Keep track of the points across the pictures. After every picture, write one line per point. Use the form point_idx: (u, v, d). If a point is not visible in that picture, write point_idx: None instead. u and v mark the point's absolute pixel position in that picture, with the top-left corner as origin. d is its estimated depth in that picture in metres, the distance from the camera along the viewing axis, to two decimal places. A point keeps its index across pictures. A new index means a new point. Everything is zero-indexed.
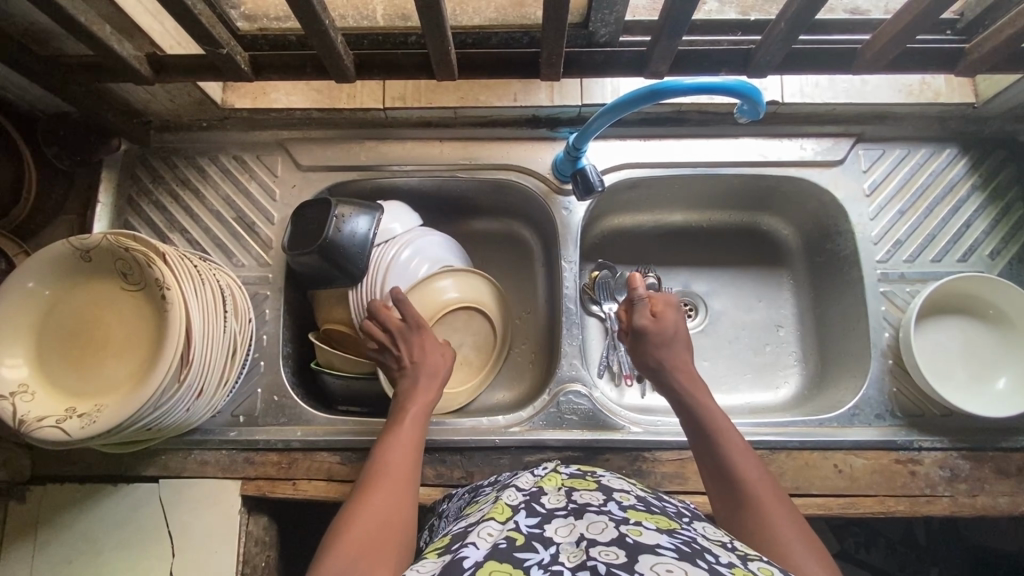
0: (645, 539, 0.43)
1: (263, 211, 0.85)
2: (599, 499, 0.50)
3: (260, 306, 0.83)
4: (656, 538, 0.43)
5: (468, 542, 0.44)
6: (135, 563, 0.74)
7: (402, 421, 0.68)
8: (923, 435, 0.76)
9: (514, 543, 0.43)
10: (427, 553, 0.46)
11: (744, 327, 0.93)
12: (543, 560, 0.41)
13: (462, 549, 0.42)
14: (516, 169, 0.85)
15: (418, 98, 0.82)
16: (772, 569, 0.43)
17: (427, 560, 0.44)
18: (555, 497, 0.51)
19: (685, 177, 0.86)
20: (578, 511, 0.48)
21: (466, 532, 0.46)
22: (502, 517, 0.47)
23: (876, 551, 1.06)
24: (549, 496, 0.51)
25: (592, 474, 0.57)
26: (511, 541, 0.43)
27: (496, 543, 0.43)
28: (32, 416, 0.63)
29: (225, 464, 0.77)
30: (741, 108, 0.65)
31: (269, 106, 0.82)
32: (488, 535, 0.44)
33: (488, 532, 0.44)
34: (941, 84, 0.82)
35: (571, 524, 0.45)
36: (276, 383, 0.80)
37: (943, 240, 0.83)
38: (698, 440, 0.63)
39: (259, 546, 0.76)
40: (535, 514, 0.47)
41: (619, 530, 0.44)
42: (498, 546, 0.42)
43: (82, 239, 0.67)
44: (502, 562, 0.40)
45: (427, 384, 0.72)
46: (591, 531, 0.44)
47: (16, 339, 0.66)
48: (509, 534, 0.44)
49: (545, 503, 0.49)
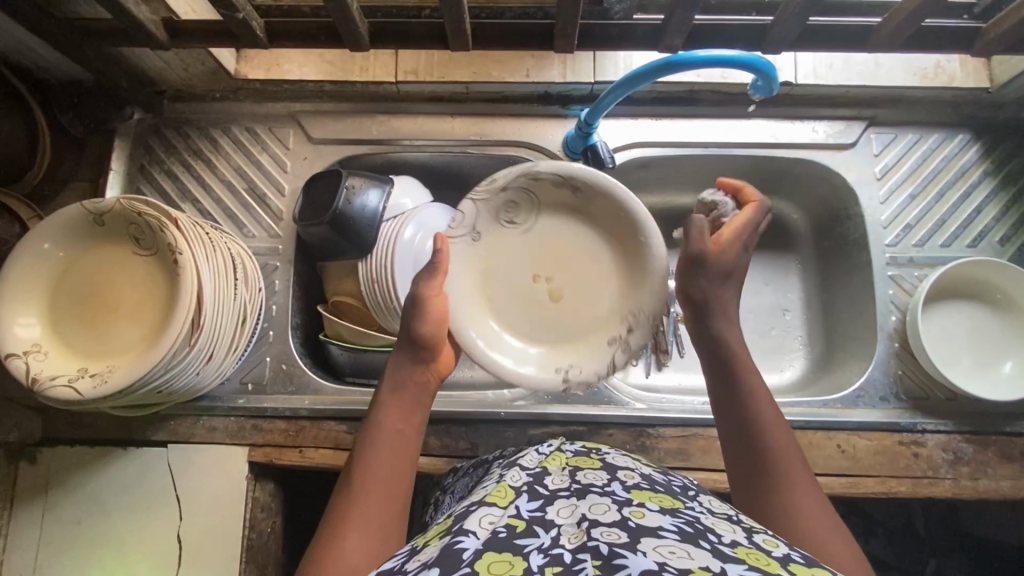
0: (647, 521, 0.43)
1: (274, 182, 0.86)
2: (602, 479, 0.50)
3: (270, 277, 0.83)
4: (658, 520, 0.43)
5: (468, 525, 0.44)
6: (144, 525, 0.76)
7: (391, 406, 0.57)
8: (927, 418, 0.76)
9: (514, 530, 0.43)
10: (428, 537, 0.47)
11: (751, 310, 0.93)
12: (543, 544, 0.41)
13: (461, 538, 0.42)
14: (527, 146, 0.85)
15: (431, 73, 0.82)
16: (777, 542, 0.44)
17: (428, 545, 0.44)
18: (558, 479, 0.51)
19: (695, 157, 0.86)
20: (580, 491, 0.48)
21: (466, 516, 0.46)
22: (503, 502, 0.47)
23: (877, 542, 1.06)
24: (552, 478, 0.51)
25: (596, 452, 0.56)
26: (510, 529, 0.43)
27: (495, 530, 0.43)
28: (45, 375, 0.64)
29: (234, 430, 0.78)
30: (755, 84, 0.66)
31: (282, 77, 0.83)
32: (488, 523, 0.44)
33: (488, 520, 0.44)
34: (956, 68, 0.81)
35: (573, 505, 0.46)
36: (284, 352, 0.81)
37: (953, 225, 0.83)
38: (731, 422, 0.56)
39: (265, 513, 0.78)
40: (536, 498, 0.47)
41: (622, 512, 0.44)
42: (497, 535, 0.42)
43: (95, 203, 0.67)
44: (501, 553, 0.40)
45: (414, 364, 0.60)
46: (594, 512, 0.44)
47: (30, 299, 0.67)
48: (509, 522, 0.44)
49: (547, 484, 0.50)
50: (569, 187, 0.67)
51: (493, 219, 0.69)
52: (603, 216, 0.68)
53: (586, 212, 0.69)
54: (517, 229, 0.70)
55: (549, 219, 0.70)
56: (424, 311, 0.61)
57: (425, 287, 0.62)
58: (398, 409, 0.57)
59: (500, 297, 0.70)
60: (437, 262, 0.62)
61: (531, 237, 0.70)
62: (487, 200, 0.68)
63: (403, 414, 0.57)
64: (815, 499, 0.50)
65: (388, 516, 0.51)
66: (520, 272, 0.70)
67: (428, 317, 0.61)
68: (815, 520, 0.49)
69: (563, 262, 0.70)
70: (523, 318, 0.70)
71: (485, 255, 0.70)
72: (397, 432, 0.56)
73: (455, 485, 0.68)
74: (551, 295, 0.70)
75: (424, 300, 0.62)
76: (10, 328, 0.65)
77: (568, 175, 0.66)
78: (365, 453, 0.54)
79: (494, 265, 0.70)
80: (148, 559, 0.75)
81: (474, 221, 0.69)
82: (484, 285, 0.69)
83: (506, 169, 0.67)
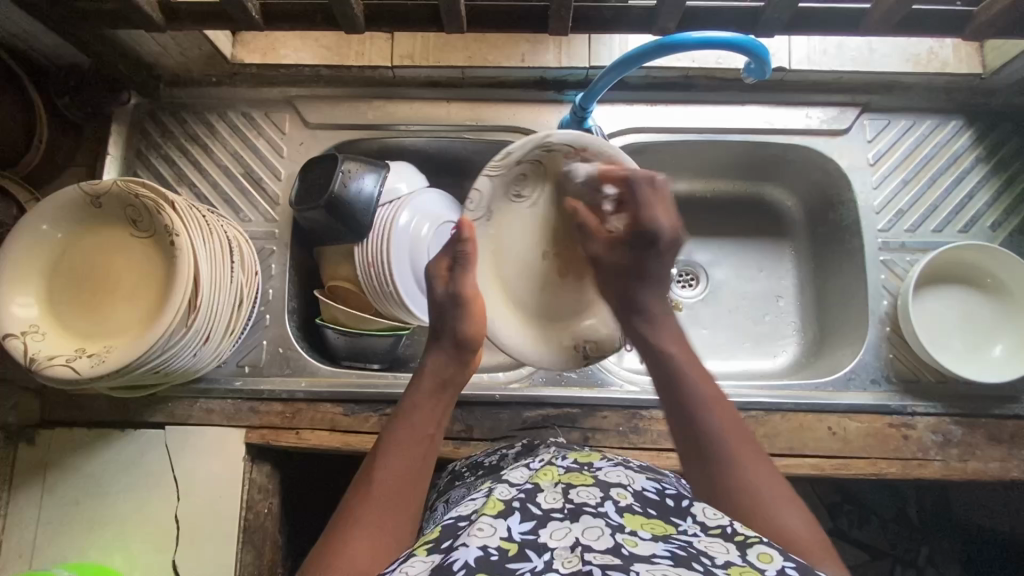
0: (640, 549, 0.45)
1: (271, 167, 0.86)
2: (594, 498, 0.51)
3: (267, 261, 0.84)
4: (651, 548, 0.45)
5: (461, 541, 0.46)
6: (141, 506, 0.76)
7: (426, 395, 0.65)
8: (917, 401, 0.77)
9: (507, 553, 0.45)
10: (418, 547, 0.50)
11: (745, 297, 0.94)
12: (536, 568, 0.43)
13: (454, 554, 0.44)
14: (522, 131, 0.85)
15: (427, 57, 0.83)
16: (771, 554, 0.46)
17: (418, 557, 0.47)
18: (551, 495, 0.51)
19: (690, 142, 0.86)
20: (574, 512, 0.49)
21: (459, 530, 0.48)
22: (494, 512, 0.48)
23: (869, 529, 1.07)
24: (544, 495, 0.51)
25: (589, 467, 0.57)
26: (503, 551, 0.45)
27: (488, 550, 0.44)
28: (43, 355, 0.64)
29: (231, 412, 0.78)
30: (749, 67, 0.67)
31: (278, 61, 0.83)
32: (480, 533, 0.46)
33: (480, 530, 0.46)
34: (948, 54, 0.82)
35: (568, 527, 0.47)
36: (281, 336, 0.81)
37: (945, 210, 0.84)
38: (690, 425, 0.60)
39: (262, 494, 0.78)
40: (529, 516, 0.48)
41: (615, 538, 0.46)
42: (489, 556, 0.44)
43: (93, 185, 0.68)
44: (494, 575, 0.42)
45: (447, 359, 0.68)
46: (587, 537, 0.46)
47: (28, 279, 0.67)
48: (502, 543, 0.45)
49: (540, 502, 0.50)
50: (578, 156, 0.69)
51: (503, 195, 0.72)
52: (605, 188, 0.69)
53: (589, 183, 0.70)
54: (524, 203, 0.73)
55: (551, 191, 0.73)
56: (467, 312, 0.68)
57: (465, 285, 0.68)
58: (426, 413, 0.64)
59: (511, 275, 0.75)
60: (468, 254, 0.68)
61: (536, 210, 0.73)
62: (502, 176, 0.71)
63: (431, 418, 0.64)
64: (781, 490, 0.55)
65: (413, 485, 0.59)
66: (529, 246, 0.74)
67: (471, 317, 0.68)
68: (780, 504, 0.54)
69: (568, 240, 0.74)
70: (534, 295, 0.75)
71: (497, 233, 0.74)
72: (423, 434, 0.63)
73: (450, 496, 0.67)
74: (554, 271, 0.75)
75: (467, 298, 0.68)
76: (8, 308, 0.65)
77: (580, 144, 0.68)
78: (390, 449, 0.61)
79: (504, 243, 0.74)
80: (145, 540, 0.76)
81: (486, 200, 0.72)
82: (495, 264, 0.74)
83: (519, 142, 0.68)
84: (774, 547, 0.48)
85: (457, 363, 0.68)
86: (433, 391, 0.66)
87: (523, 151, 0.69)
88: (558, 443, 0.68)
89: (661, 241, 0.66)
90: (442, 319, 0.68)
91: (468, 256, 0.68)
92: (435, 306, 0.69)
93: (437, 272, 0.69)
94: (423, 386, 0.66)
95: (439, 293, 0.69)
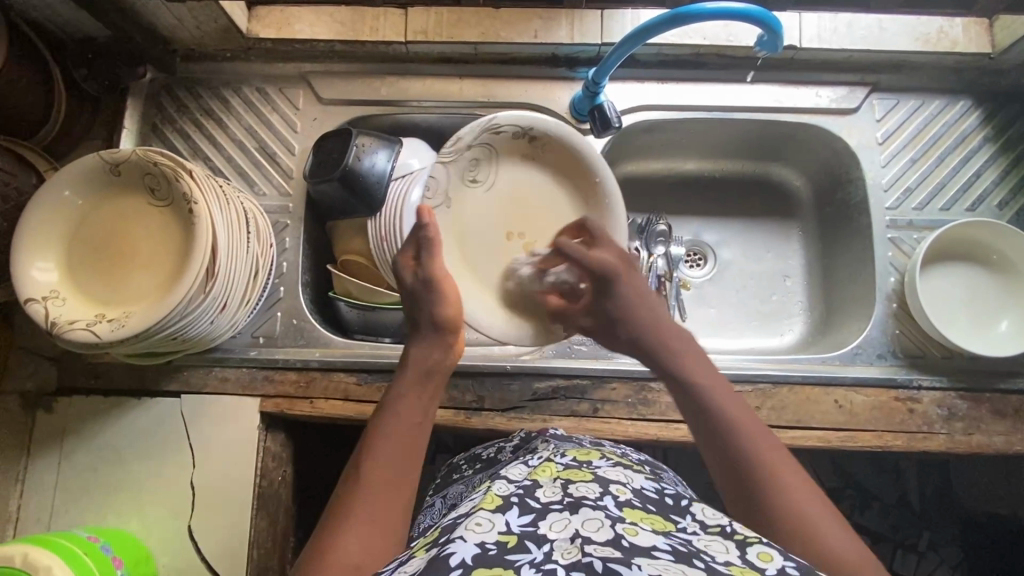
0: (640, 540, 0.46)
1: (285, 141, 0.87)
2: (594, 492, 0.52)
3: (281, 234, 0.85)
4: (651, 539, 0.46)
5: (458, 535, 0.47)
6: (157, 472, 0.78)
7: (409, 387, 0.64)
8: (922, 375, 0.78)
9: (505, 546, 0.46)
10: (417, 547, 0.51)
11: (752, 276, 0.95)
12: (535, 560, 0.44)
13: (451, 546, 0.45)
14: (534, 108, 0.86)
15: (440, 33, 0.83)
16: (772, 553, 0.46)
17: (416, 557, 0.48)
18: (550, 490, 0.53)
19: (700, 121, 0.87)
20: (573, 504, 0.50)
21: (455, 527, 0.49)
22: (493, 507, 0.50)
23: (871, 514, 1.08)
24: (543, 490, 0.53)
25: (588, 465, 0.59)
26: (501, 544, 0.46)
27: (485, 545, 0.45)
28: (63, 319, 0.65)
29: (246, 380, 0.80)
30: (761, 40, 0.69)
31: (293, 36, 0.84)
32: (477, 528, 0.47)
33: (476, 525, 0.47)
34: (959, 34, 0.82)
35: (566, 519, 0.48)
36: (295, 307, 0.83)
37: (953, 188, 0.84)
38: (718, 442, 0.57)
39: (275, 462, 0.80)
40: (528, 511, 0.50)
41: (615, 529, 0.47)
42: (488, 549, 0.45)
43: (112, 152, 0.69)
44: (491, 567, 0.43)
45: (427, 345, 0.67)
46: (587, 529, 0.46)
47: (49, 244, 0.68)
48: (500, 537, 0.47)
49: (539, 497, 0.52)
50: (527, 137, 0.79)
51: (459, 181, 0.80)
52: (558, 167, 0.81)
53: (540, 159, 0.81)
54: (481, 186, 0.81)
55: (506, 171, 0.81)
56: (442, 296, 0.68)
57: (435, 269, 0.69)
58: (414, 402, 0.62)
59: (477, 251, 0.80)
60: (431, 238, 0.69)
61: (492, 192, 0.81)
62: (454, 163, 0.79)
63: (418, 408, 0.62)
64: (823, 507, 0.51)
65: (403, 473, 0.57)
66: (494, 230, 0.80)
67: (446, 301, 0.68)
68: (824, 527, 0.50)
69: (531, 222, 0.81)
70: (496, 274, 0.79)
71: (459, 214, 0.80)
72: (413, 424, 0.61)
73: (449, 491, 0.73)
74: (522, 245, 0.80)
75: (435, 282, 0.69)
76: (28, 272, 0.66)
77: (525, 127, 0.78)
78: (378, 443, 0.58)
79: (468, 224, 0.80)
80: (160, 506, 0.77)
81: (445, 181, 0.79)
82: (464, 245, 0.80)
83: (467, 127, 0.77)
84: (774, 547, 0.47)
85: (441, 347, 0.68)
86: (415, 382, 0.64)
87: (471, 136, 0.77)
88: (555, 435, 0.71)
89: (617, 273, 0.71)
90: (417, 303, 0.69)
91: (431, 238, 0.69)
92: (408, 293, 0.70)
93: (405, 258, 0.71)
94: (406, 378, 0.65)
95: (410, 276, 0.70)
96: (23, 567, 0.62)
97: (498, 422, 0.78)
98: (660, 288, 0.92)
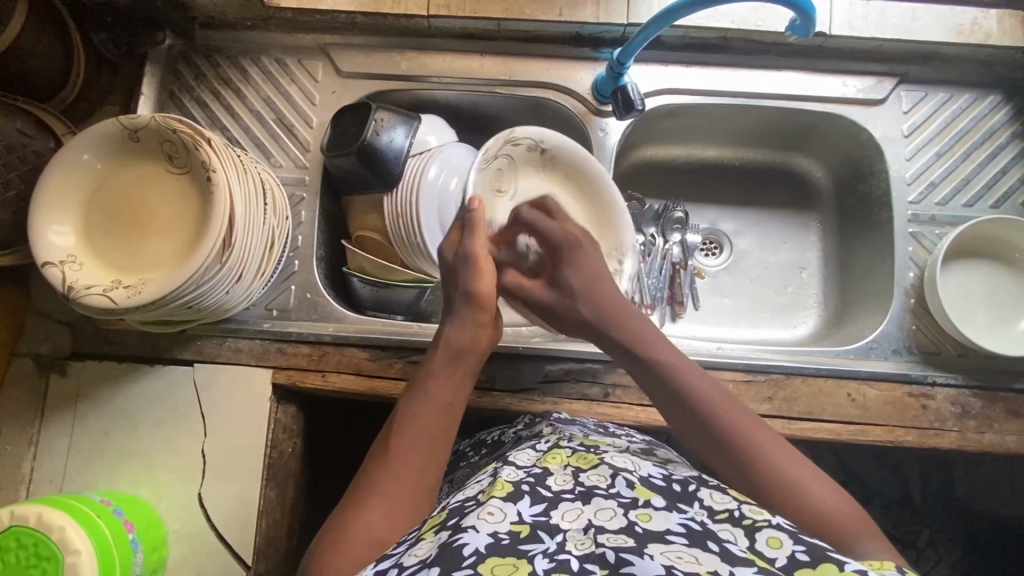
0: (654, 524, 0.46)
1: (303, 113, 0.86)
2: (604, 480, 0.52)
3: (297, 208, 0.84)
4: (665, 522, 0.46)
5: (470, 524, 0.47)
6: (170, 439, 0.78)
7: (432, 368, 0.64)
8: (937, 371, 0.78)
9: (517, 536, 0.46)
10: (423, 529, 0.51)
11: (769, 267, 0.95)
12: (548, 549, 0.45)
13: (462, 535, 0.45)
14: (556, 89, 0.85)
15: (463, 8, 0.82)
16: (780, 537, 0.46)
17: (424, 540, 0.48)
18: (562, 478, 0.53)
19: (724, 107, 0.86)
20: (585, 494, 0.50)
21: (465, 513, 0.49)
22: (503, 494, 0.50)
23: (872, 509, 1.08)
24: (555, 478, 0.53)
25: (595, 449, 0.59)
26: (515, 535, 0.46)
27: (498, 535, 0.46)
28: (80, 284, 0.65)
29: (259, 352, 0.80)
30: (794, 24, 0.69)
31: (315, 7, 0.82)
32: (489, 517, 0.47)
33: (489, 514, 0.47)
34: (993, 26, 0.81)
35: (579, 509, 0.49)
36: (309, 281, 0.82)
37: (978, 184, 0.83)
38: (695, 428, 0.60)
39: (287, 434, 0.80)
40: (539, 500, 0.50)
41: (629, 517, 0.47)
42: (501, 541, 0.45)
43: (132, 118, 0.68)
44: (505, 555, 0.43)
45: (460, 328, 0.65)
46: (600, 518, 0.47)
47: (66, 206, 0.68)
48: (513, 528, 0.46)
49: (550, 485, 0.52)
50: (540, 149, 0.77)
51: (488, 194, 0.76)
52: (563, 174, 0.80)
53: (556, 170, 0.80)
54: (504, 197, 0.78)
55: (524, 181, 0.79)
56: (477, 271, 0.66)
57: (475, 248, 0.66)
58: (446, 385, 0.62)
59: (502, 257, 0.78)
60: (475, 218, 0.66)
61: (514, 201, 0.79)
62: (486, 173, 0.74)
63: (450, 386, 0.63)
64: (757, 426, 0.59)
65: (431, 460, 0.58)
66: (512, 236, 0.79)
67: (483, 276, 0.66)
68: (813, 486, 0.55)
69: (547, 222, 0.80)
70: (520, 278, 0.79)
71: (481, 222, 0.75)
72: (441, 405, 0.61)
73: (457, 475, 0.75)
74: None
75: (471, 258, 0.66)
76: (46, 235, 0.66)
77: (544, 139, 0.76)
78: (405, 422, 0.59)
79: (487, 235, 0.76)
80: (171, 474, 0.78)
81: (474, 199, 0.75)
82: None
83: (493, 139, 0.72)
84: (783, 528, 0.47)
85: (473, 325, 0.66)
86: (440, 367, 0.64)
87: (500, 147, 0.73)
88: (558, 419, 0.71)
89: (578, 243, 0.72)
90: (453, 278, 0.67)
91: (474, 220, 0.66)
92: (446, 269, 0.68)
93: (449, 240, 0.68)
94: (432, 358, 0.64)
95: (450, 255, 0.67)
96: (37, 527, 0.64)
97: (508, 402, 0.77)
98: (675, 277, 0.92)
